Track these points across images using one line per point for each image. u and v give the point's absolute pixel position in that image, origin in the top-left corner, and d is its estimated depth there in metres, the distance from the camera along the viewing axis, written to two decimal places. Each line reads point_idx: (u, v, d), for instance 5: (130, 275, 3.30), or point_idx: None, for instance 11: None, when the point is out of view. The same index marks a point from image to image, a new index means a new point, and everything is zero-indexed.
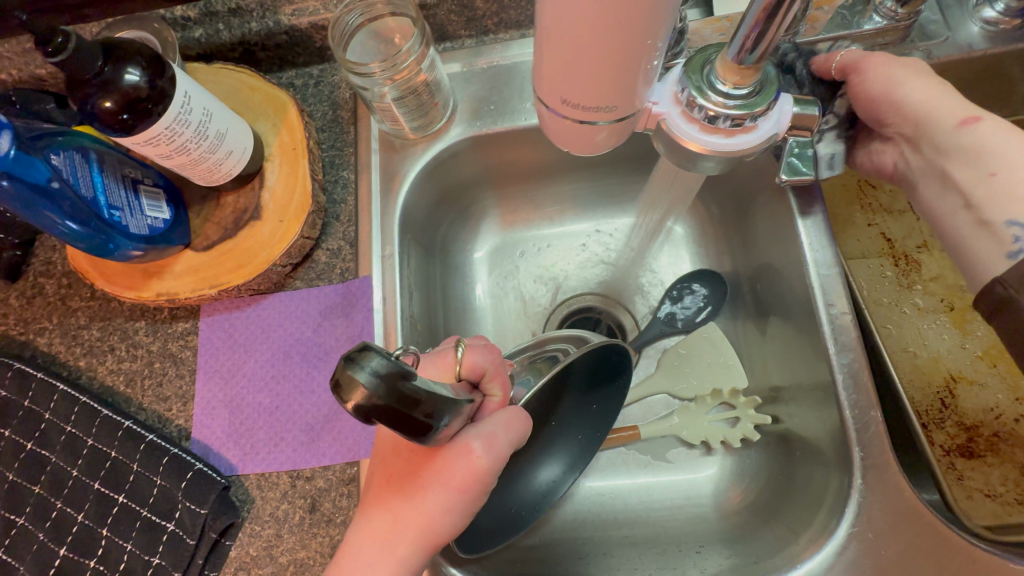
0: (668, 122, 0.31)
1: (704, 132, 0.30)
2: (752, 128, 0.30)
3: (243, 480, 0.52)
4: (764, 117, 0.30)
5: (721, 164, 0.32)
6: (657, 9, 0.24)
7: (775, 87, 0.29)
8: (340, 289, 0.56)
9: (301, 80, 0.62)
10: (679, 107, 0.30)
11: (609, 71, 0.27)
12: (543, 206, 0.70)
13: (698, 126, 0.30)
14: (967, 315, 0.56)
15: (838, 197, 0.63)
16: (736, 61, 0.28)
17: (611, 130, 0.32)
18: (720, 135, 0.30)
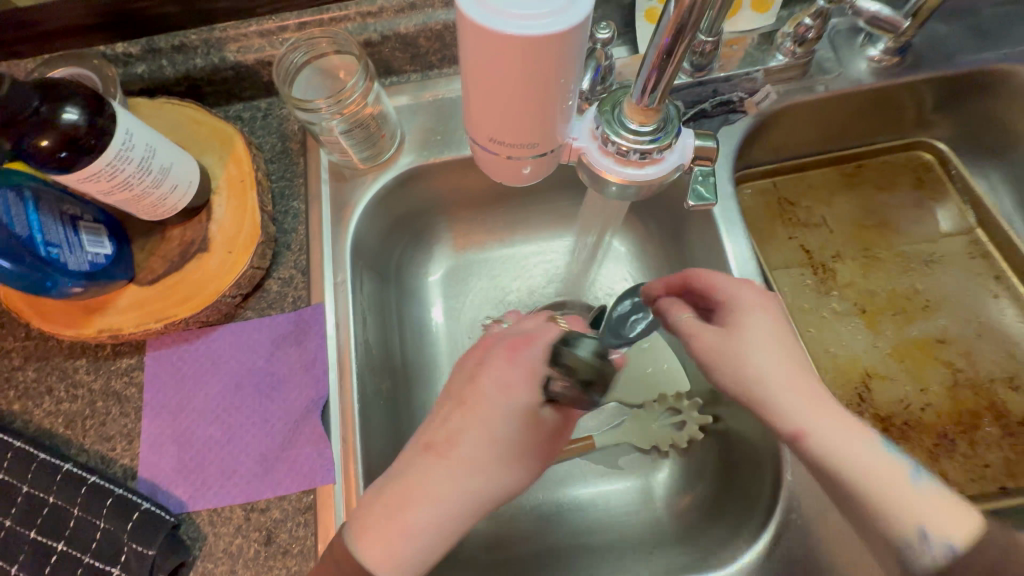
0: (589, 156, 0.34)
1: (620, 164, 0.34)
2: (659, 160, 0.33)
3: (194, 517, 0.51)
4: (669, 149, 0.33)
5: (637, 192, 0.35)
6: (559, 60, 0.27)
7: (677, 125, 0.33)
8: (292, 317, 0.56)
9: (248, 113, 0.63)
10: (595, 142, 0.34)
11: (530, 112, 0.30)
12: (494, 229, 0.73)
13: (613, 159, 0.34)
14: (876, 317, 0.62)
15: (762, 212, 0.69)
16: (641, 103, 0.32)
17: (539, 163, 0.35)
18: (632, 167, 0.33)
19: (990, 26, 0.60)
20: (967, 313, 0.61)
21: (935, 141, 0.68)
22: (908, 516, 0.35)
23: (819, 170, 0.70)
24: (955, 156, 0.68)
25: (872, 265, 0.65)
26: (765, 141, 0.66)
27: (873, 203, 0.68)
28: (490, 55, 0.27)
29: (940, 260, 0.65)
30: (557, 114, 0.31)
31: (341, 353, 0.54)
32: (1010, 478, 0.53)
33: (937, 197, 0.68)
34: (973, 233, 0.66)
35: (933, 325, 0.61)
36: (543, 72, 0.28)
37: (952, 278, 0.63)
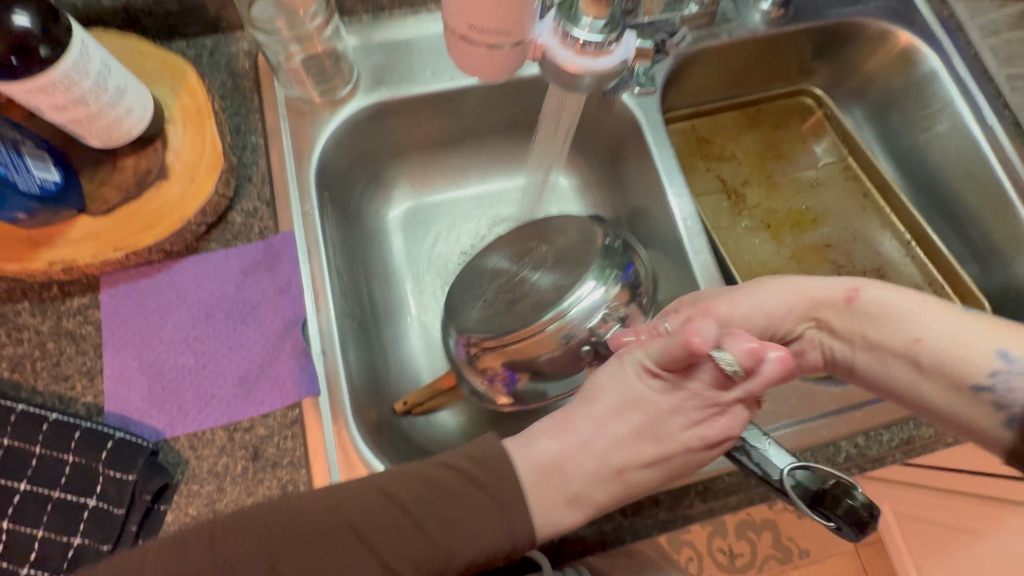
0: (551, 50, 0.40)
1: (578, 55, 0.40)
2: (610, 51, 0.40)
3: (173, 444, 0.50)
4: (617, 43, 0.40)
5: (593, 84, 0.42)
6: None
7: (623, 22, 0.40)
8: (261, 246, 0.57)
9: (193, 51, 0.62)
10: (556, 37, 0.40)
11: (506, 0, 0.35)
12: (449, 171, 0.77)
13: (572, 51, 0.40)
14: (778, 230, 0.75)
15: (684, 149, 0.80)
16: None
17: (511, 58, 0.41)
18: (588, 57, 0.40)
19: None
20: (846, 223, 0.75)
21: (815, 88, 0.83)
22: (976, 371, 0.41)
23: (728, 114, 0.83)
24: (830, 99, 0.83)
25: (774, 189, 0.78)
26: (683, 89, 0.78)
27: (771, 141, 0.82)
28: None
29: (823, 183, 0.79)
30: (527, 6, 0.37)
31: (315, 276, 0.56)
32: None
33: (818, 134, 0.83)
34: (846, 161, 0.80)
35: (821, 234, 0.74)
36: None
37: (834, 196, 0.77)
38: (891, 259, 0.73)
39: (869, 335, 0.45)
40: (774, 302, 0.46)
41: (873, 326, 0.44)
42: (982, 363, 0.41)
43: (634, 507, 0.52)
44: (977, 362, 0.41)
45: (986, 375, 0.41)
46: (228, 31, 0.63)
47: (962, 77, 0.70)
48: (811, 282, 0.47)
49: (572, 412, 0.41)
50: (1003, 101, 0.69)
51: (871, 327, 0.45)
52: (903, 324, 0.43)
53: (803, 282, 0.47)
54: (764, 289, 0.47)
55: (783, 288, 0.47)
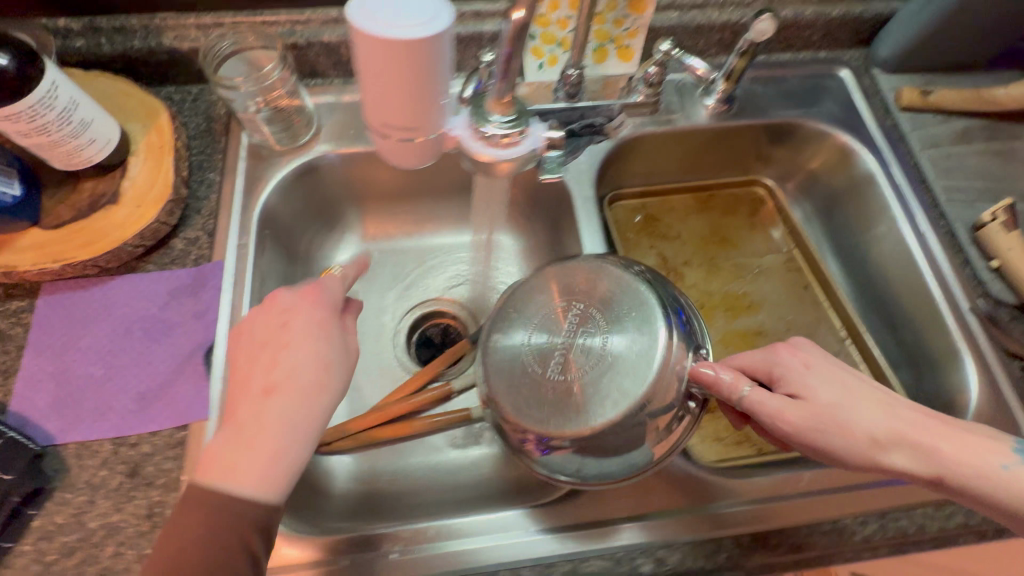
0: (463, 142, 0.44)
1: (487, 147, 0.43)
2: (516, 143, 0.44)
3: (61, 450, 0.52)
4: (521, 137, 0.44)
5: (504, 170, 0.45)
6: (422, 61, 0.36)
7: (528, 118, 0.44)
8: (191, 272, 0.61)
9: (179, 96, 0.70)
10: (468, 130, 0.44)
11: (409, 98, 0.39)
12: (402, 222, 0.81)
13: (483, 142, 0.43)
14: (710, 313, 0.76)
15: (630, 224, 0.83)
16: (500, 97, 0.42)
17: (425, 146, 0.45)
18: (496, 148, 0.43)
19: (796, 92, 0.78)
20: (780, 313, 0.75)
21: (767, 180, 0.86)
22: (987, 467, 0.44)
23: (679, 197, 0.86)
24: (781, 193, 0.85)
25: (713, 273, 0.79)
26: (632, 168, 0.81)
27: (718, 225, 0.84)
28: (369, 50, 0.36)
29: (764, 272, 0.79)
30: (421, 105, 0.40)
31: (234, 306, 0.59)
32: None
33: (766, 224, 0.84)
34: (791, 253, 0.81)
35: (753, 321, 0.74)
36: (413, 67, 0.37)
37: (772, 286, 0.78)
38: None
39: (876, 428, 0.46)
40: (821, 396, 0.48)
41: (905, 421, 0.46)
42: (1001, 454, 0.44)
43: None
44: (991, 457, 0.44)
45: (1002, 465, 0.44)
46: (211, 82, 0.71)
47: (899, 185, 0.72)
48: (841, 373, 0.49)
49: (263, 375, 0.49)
50: (940, 211, 0.70)
51: (860, 414, 0.47)
52: (894, 411, 0.47)
53: (790, 360, 0.50)
54: (789, 404, 0.48)
55: (820, 372, 0.49)
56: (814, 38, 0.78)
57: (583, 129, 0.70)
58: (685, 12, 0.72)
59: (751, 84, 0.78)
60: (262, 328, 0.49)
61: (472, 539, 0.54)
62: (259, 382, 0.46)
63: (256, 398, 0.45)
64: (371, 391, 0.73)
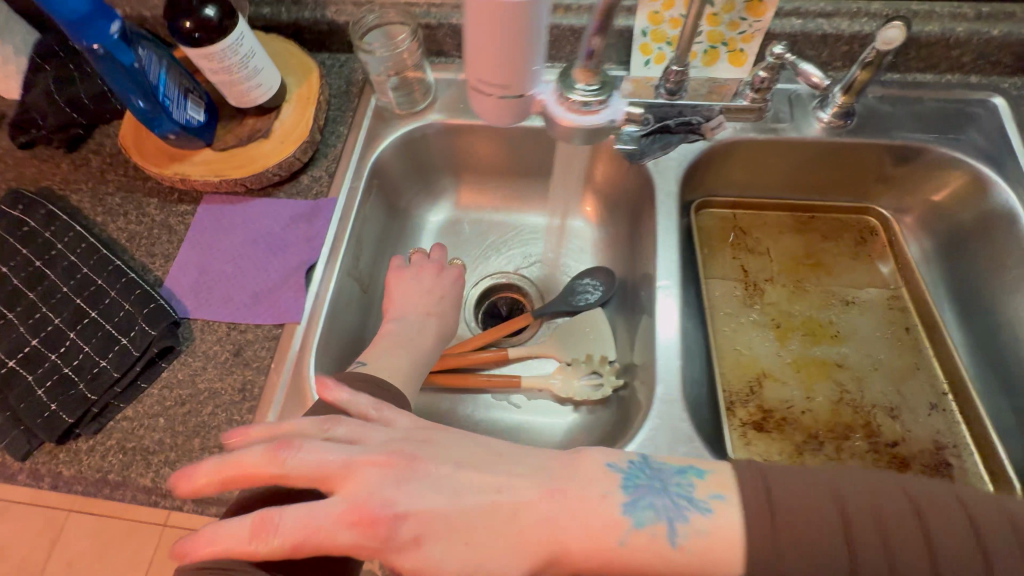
0: (549, 108, 0.49)
1: (570, 112, 0.48)
2: (596, 111, 0.49)
3: (191, 324, 0.65)
4: (598, 109, 0.49)
5: (582, 136, 0.50)
6: (526, 28, 0.41)
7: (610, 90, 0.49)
8: (311, 203, 0.72)
9: (329, 61, 0.83)
10: (557, 97, 0.49)
11: (510, 58, 0.44)
12: (492, 198, 0.88)
13: (568, 108, 0.48)
14: (786, 333, 0.71)
15: (716, 233, 0.81)
16: (586, 67, 0.47)
17: (518, 106, 0.48)
18: (579, 113, 0.48)
19: (931, 115, 0.71)
20: (868, 349, 0.68)
21: (882, 209, 0.78)
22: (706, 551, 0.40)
23: (775, 213, 0.82)
24: (896, 225, 0.77)
25: (799, 294, 0.74)
26: (730, 174, 0.79)
27: (814, 249, 0.78)
28: (483, 18, 0.41)
29: (857, 304, 0.73)
30: (522, 64, 0.44)
31: (338, 237, 0.69)
32: None
33: (873, 256, 0.77)
34: (897, 290, 0.73)
35: (835, 352, 0.68)
36: (515, 28, 0.41)
37: (867, 321, 0.71)
38: (910, 402, 0.64)
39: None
40: None
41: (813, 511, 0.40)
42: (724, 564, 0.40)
43: None
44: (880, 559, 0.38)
45: (617, 540, 0.42)
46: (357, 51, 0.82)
47: None
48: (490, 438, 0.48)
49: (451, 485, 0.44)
50: None
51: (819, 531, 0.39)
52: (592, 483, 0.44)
53: None
54: None
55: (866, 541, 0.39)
56: (966, 59, 0.71)
57: (678, 127, 0.71)
58: (810, 20, 0.70)
59: (878, 103, 0.72)
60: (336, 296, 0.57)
61: None
62: (422, 305, 0.68)
63: (537, 487, 0.43)
64: None
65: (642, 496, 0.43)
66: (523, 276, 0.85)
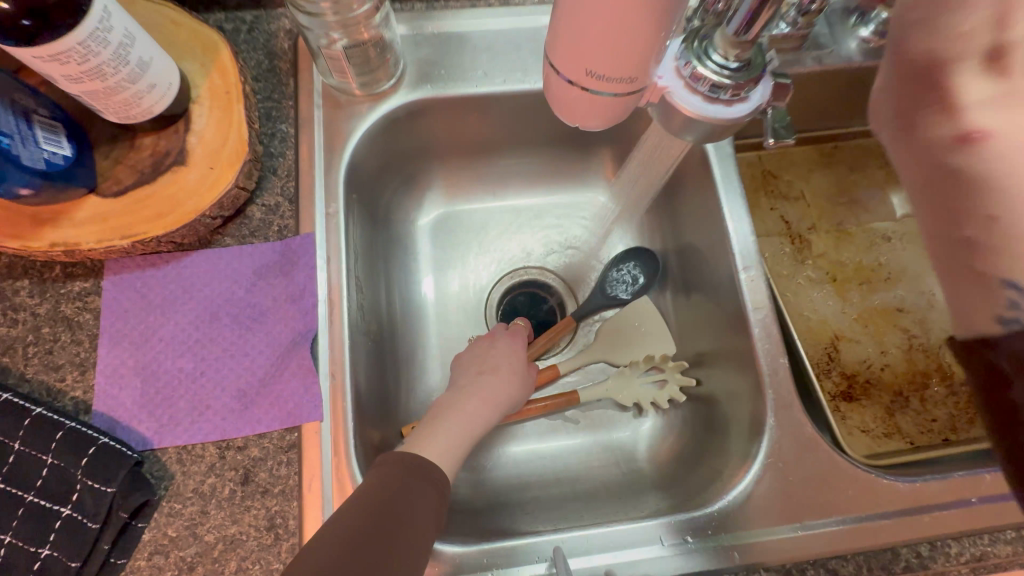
0: (671, 94, 0.34)
1: (705, 104, 0.34)
2: (744, 98, 0.34)
3: (160, 455, 0.47)
4: (743, 97, 0.34)
5: (713, 131, 0.35)
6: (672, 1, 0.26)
7: (762, 63, 0.33)
8: (278, 247, 0.52)
9: (232, 25, 0.57)
10: (682, 80, 0.33)
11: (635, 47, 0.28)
12: (487, 180, 0.72)
13: (701, 97, 0.33)
14: (843, 286, 0.67)
15: (747, 183, 0.72)
16: (734, 34, 0.32)
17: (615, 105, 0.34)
18: (720, 105, 0.33)
19: None
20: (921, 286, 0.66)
21: None
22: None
23: (802, 148, 0.74)
24: None
25: (844, 239, 0.69)
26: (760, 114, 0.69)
27: (846, 183, 0.73)
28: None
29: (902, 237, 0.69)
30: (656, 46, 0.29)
31: (332, 288, 0.51)
32: (954, 432, 0.58)
33: None
34: None
35: (893, 296, 0.66)
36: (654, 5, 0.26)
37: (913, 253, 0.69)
38: None
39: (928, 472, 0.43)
40: None
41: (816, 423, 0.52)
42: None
43: None
44: None
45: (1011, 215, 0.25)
46: (271, 7, 0.58)
47: None
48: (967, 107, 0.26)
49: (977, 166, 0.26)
50: None
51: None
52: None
53: None
54: None
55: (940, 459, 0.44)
56: None
57: None
58: None
59: None
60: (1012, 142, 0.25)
61: (854, 516, 0.48)
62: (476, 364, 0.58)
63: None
64: None
65: None
66: (545, 271, 0.72)
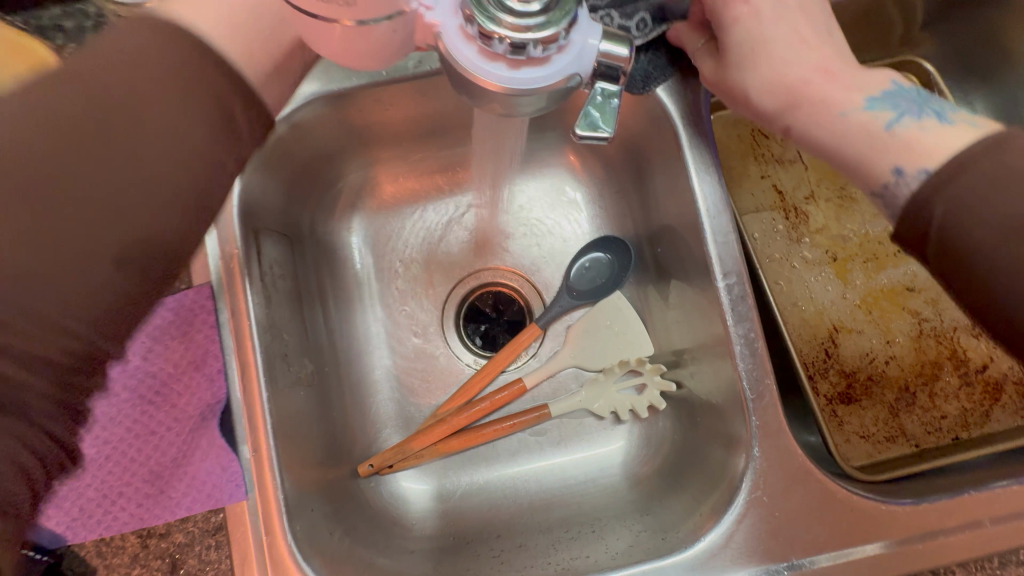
0: (465, 65, 0.26)
1: (513, 69, 0.26)
2: (545, 60, 0.26)
3: (78, 550, 0.43)
4: (560, 48, 0.26)
5: (537, 105, 0.28)
6: None
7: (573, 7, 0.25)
8: (171, 303, 0.44)
9: (72, 24, 0.46)
10: (474, 43, 0.26)
11: None
12: (430, 173, 0.62)
13: (505, 62, 0.26)
14: (846, 266, 0.58)
15: (733, 147, 0.61)
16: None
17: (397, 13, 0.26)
18: (533, 66, 0.26)
19: None
20: None
21: (922, 62, 0.62)
22: (934, 147, 0.35)
23: None
24: (940, 78, 0.61)
25: (848, 205, 0.60)
26: None
27: None
28: None
29: None
30: None
31: (240, 344, 0.44)
32: (965, 429, 0.52)
33: None
34: None
35: (902, 273, 0.57)
36: None
37: None
38: None
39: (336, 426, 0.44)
40: None
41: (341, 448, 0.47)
42: (888, 165, 0.36)
43: None
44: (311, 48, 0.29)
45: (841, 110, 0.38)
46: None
47: None
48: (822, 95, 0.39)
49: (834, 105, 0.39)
50: None
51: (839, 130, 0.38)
52: (832, 101, 0.39)
53: None
54: None
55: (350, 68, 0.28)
56: None
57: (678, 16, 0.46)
58: None
59: None
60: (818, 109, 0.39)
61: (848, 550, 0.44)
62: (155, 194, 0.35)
63: (807, 66, 0.39)
64: (427, 394, 0.61)
65: (897, 107, 0.38)
66: (504, 271, 0.64)
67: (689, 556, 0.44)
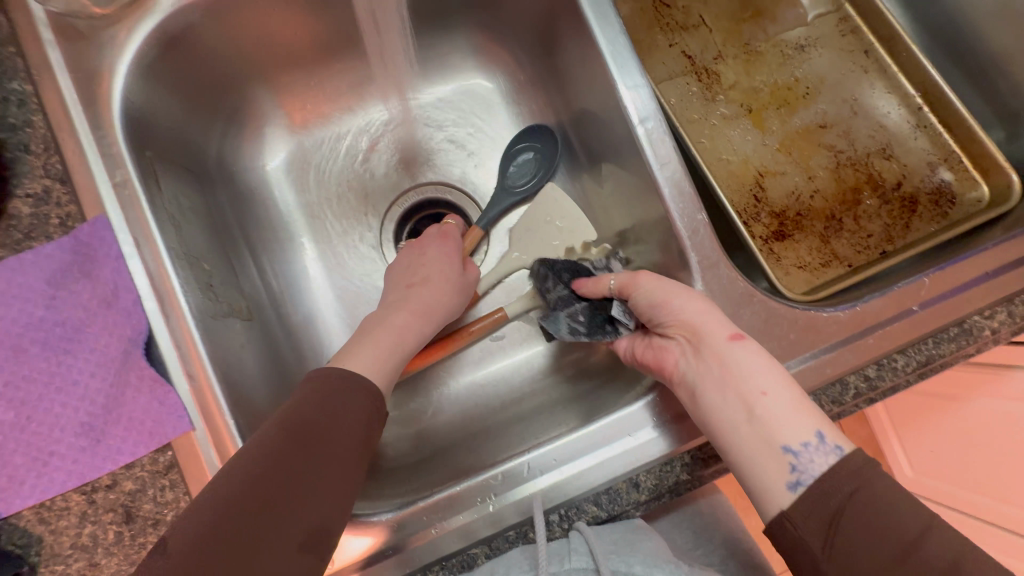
0: None
1: None
2: None
3: (13, 523, 0.38)
4: None
5: None
6: None
7: None
8: (66, 244, 0.41)
9: None
10: None
11: None
12: (337, 94, 0.59)
13: None
14: (762, 115, 0.59)
15: (637, 21, 0.61)
16: None
17: None
18: None
19: None
20: (844, 92, 0.60)
21: None
22: (796, 424, 0.37)
23: None
24: None
25: (754, 60, 0.61)
26: None
27: None
28: None
29: (812, 44, 0.62)
30: None
31: (154, 273, 0.41)
32: (890, 243, 0.55)
33: None
34: (842, 10, 0.62)
35: (813, 113, 0.59)
36: None
37: (828, 59, 0.61)
38: (897, 132, 0.58)
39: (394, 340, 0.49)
40: None
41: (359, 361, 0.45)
42: (802, 434, 0.36)
43: (609, 495, 0.43)
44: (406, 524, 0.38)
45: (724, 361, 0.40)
46: None
47: None
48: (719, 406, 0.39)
49: (741, 374, 0.39)
50: None
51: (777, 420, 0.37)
52: (744, 369, 0.39)
53: None
54: None
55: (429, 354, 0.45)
56: None
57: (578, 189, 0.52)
58: None
59: None
60: (735, 370, 0.39)
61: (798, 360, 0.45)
62: (403, 279, 0.51)
63: (715, 375, 0.40)
64: None
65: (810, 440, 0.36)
66: (437, 186, 0.62)
67: (654, 397, 0.44)
